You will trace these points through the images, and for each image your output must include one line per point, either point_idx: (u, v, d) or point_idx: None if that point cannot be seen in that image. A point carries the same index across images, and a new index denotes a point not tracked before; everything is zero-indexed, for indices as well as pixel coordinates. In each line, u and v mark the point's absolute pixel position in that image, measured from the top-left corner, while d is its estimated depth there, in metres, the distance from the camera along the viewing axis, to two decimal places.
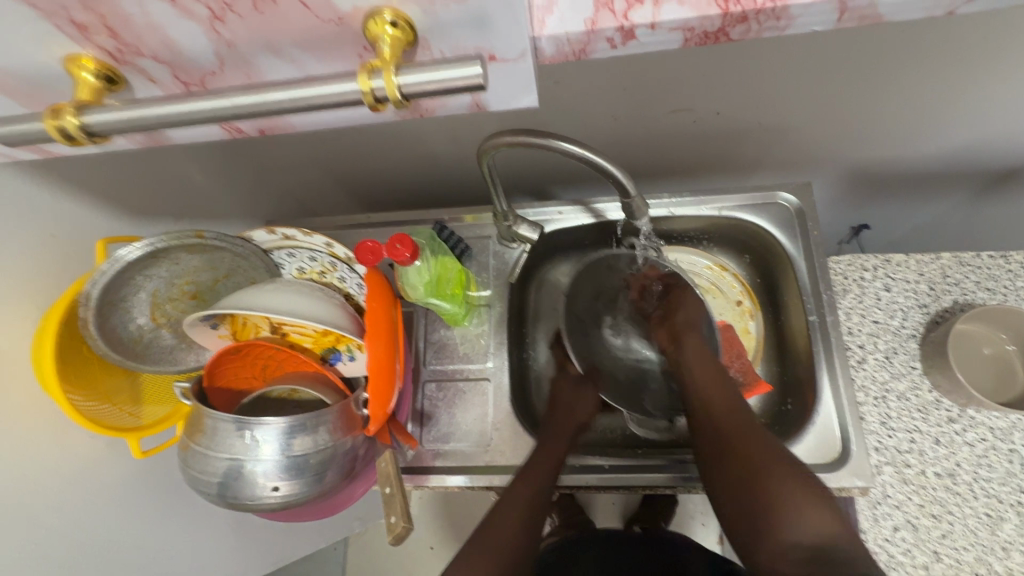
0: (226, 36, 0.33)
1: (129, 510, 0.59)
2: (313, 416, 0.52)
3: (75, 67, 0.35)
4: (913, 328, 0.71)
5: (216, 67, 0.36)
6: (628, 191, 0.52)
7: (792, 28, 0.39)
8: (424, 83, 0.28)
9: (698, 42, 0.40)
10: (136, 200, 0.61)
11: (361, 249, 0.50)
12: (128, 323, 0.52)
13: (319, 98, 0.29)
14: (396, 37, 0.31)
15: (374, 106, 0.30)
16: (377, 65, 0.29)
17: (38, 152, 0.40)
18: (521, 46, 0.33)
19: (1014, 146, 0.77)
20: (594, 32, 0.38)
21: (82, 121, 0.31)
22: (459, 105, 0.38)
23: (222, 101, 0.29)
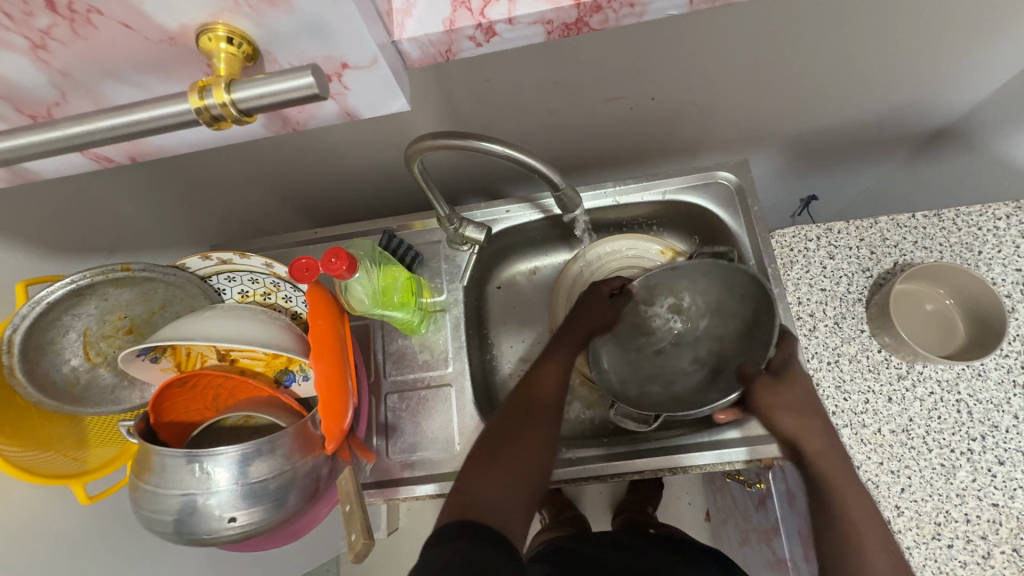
0: (58, 65, 0.32)
1: (84, 556, 0.57)
2: (266, 441, 0.51)
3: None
4: (858, 293, 0.73)
5: (58, 97, 0.35)
6: (556, 184, 0.52)
7: (651, 14, 0.39)
8: (258, 97, 0.28)
9: (563, 35, 0.40)
10: (60, 236, 0.59)
11: (296, 267, 0.49)
12: (60, 366, 0.50)
13: (152, 121, 0.28)
14: (230, 55, 0.31)
15: (213, 124, 0.30)
16: (209, 82, 0.28)
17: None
18: (370, 52, 0.33)
19: (937, 107, 0.80)
20: (454, 31, 0.38)
21: None
22: (328, 115, 0.39)
23: (66, 132, 0.27)
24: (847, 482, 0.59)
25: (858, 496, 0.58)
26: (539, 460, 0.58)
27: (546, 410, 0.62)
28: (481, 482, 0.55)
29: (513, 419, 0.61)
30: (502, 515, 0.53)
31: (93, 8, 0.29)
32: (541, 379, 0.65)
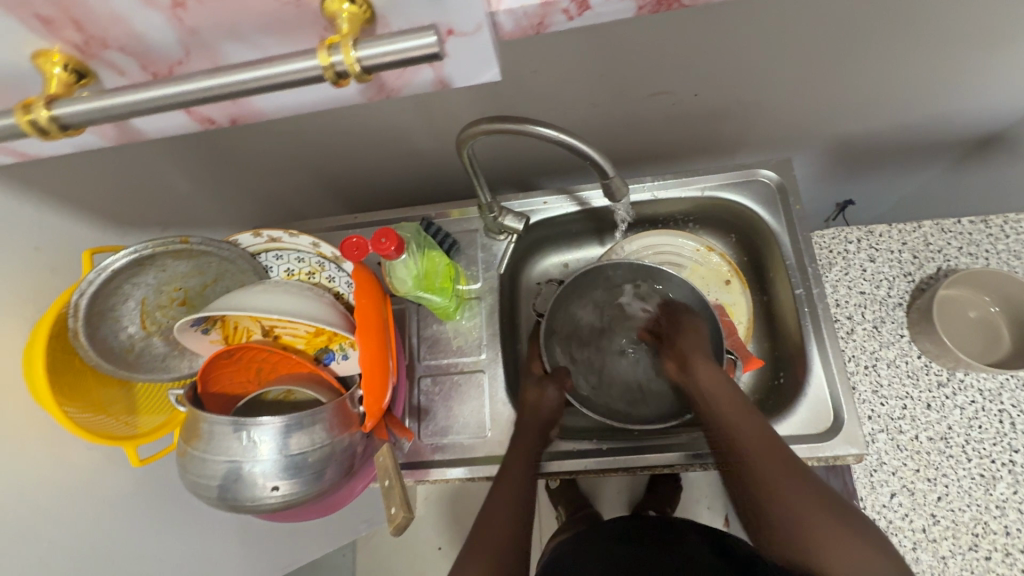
0: (188, 23, 0.31)
1: (131, 518, 0.60)
2: (309, 414, 0.53)
3: (44, 62, 0.33)
4: (899, 297, 0.72)
5: (183, 57, 0.34)
6: (605, 173, 0.53)
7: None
8: (381, 55, 0.27)
9: (655, 10, 0.37)
10: (119, 210, 0.61)
11: (346, 246, 0.51)
12: (119, 332, 0.52)
13: (278, 77, 0.28)
14: (353, 14, 0.30)
15: (337, 82, 0.29)
16: (335, 41, 0.28)
17: (12, 155, 0.38)
18: (478, 18, 0.30)
19: (988, 112, 0.78)
20: (550, 4, 0.35)
21: (53, 113, 0.29)
22: (424, 83, 0.36)
23: (186, 85, 0.28)
24: (779, 474, 0.58)
25: (795, 481, 0.57)
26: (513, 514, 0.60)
27: (525, 457, 0.63)
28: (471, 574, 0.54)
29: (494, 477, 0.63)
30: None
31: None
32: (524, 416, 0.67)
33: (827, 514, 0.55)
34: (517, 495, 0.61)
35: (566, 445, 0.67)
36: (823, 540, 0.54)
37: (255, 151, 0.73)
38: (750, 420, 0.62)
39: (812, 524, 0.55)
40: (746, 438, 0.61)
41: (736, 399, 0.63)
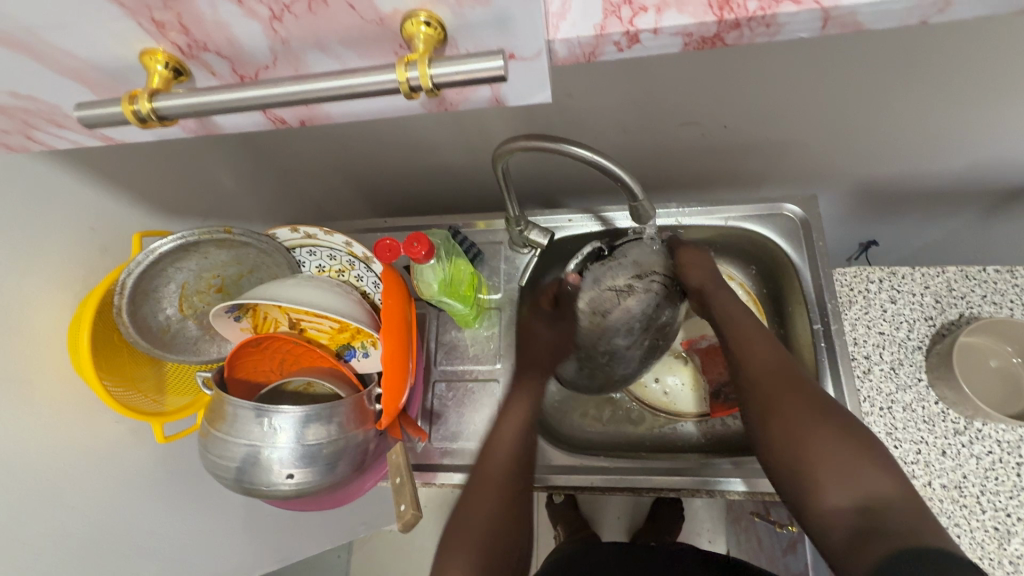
0: (281, 34, 0.33)
1: (147, 494, 0.61)
2: (328, 407, 0.54)
3: (149, 60, 0.35)
4: (919, 340, 0.71)
5: (270, 62, 0.36)
6: (636, 196, 0.55)
7: (782, 35, 0.38)
8: (454, 75, 0.29)
9: (696, 47, 0.39)
10: (166, 197, 0.65)
11: (379, 247, 0.53)
12: (158, 313, 0.55)
13: (363, 88, 0.30)
14: (430, 35, 0.31)
15: (410, 95, 0.31)
16: (413, 58, 0.30)
17: (98, 138, 0.41)
18: (539, 45, 0.32)
19: (1020, 165, 0.78)
20: (603, 36, 0.37)
21: (154, 105, 0.32)
22: (480, 100, 0.37)
23: (275, 90, 0.30)
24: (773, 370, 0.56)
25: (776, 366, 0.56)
26: (491, 504, 0.54)
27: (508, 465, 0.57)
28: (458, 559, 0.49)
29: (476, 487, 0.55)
30: None
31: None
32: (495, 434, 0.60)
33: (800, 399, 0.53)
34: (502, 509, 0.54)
35: (573, 461, 0.68)
36: (803, 428, 0.50)
37: (296, 153, 0.77)
38: (761, 337, 0.60)
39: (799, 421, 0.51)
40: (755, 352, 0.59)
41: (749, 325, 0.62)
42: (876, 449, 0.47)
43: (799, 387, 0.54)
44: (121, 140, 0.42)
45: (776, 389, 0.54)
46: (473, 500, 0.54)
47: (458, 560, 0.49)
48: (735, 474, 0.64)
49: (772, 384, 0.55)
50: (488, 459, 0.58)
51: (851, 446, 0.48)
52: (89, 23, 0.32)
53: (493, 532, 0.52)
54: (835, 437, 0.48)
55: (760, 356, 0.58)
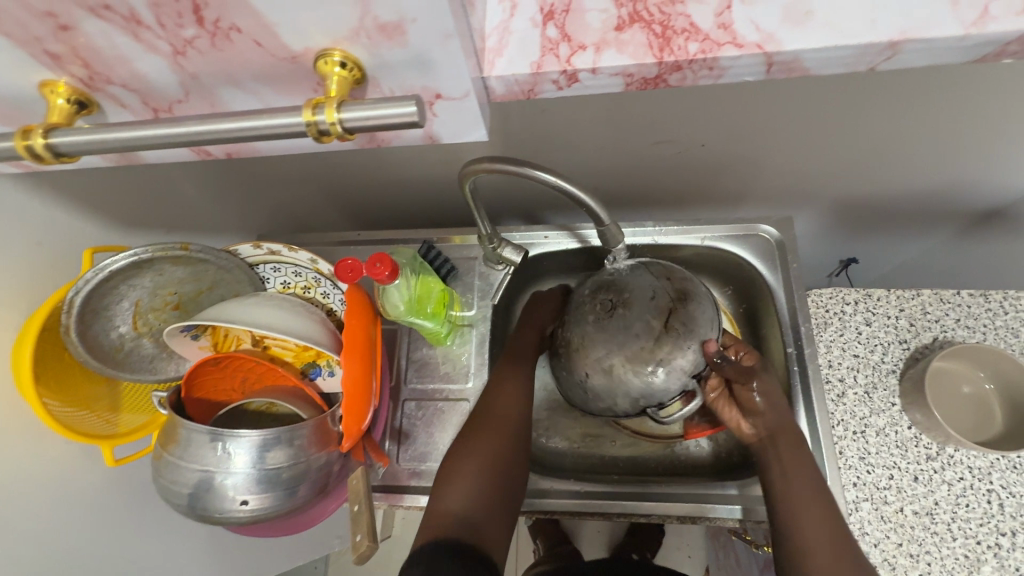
0: (189, 69, 0.33)
1: (99, 519, 0.59)
2: (287, 430, 0.52)
3: (49, 92, 0.34)
4: (893, 364, 0.71)
5: (182, 95, 0.35)
6: (602, 221, 0.54)
7: (727, 77, 0.39)
8: (364, 119, 0.28)
9: (638, 87, 0.40)
10: (124, 210, 0.63)
11: (341, 268, 0.52)
12: (109, 331, 0.53)
13: (267, 130, 0.28)
14: (342, 77, 0.31)
15: (320, 138, 0.30)
16: (322, 100, 0.28)
17: (18, 166, 0.43)
18: (464, 87, 0.32)
19: (994, 188, 0.78)
20: (540, 74, 0.37)
21: (49, 141, 0.30)
22: (413, 137, 0.38)
23: (180, 129, 0.28)
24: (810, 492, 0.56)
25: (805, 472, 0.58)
26: (491, 454, 0.58)
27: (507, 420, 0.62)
28: (460, 482, 0.56)
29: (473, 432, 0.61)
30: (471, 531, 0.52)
31: (234, 26, 0.29)
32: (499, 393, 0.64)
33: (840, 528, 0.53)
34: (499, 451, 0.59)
35: (543, 484, 0.66)
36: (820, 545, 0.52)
37: (265, 165, 0.75)
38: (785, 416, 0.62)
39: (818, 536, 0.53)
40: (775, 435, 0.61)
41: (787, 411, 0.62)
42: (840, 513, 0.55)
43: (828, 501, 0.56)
44: (41, 166, 0.44)
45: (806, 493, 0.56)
46: (469, 448, 0.59)
47: (467, 473, 0.57)
48: (716, 500, 0.63)
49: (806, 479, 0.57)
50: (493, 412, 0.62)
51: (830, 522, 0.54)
52: (14, 48, 0.30)
53: (501, 454, 0.59)
54: (824, 518, 0.54)
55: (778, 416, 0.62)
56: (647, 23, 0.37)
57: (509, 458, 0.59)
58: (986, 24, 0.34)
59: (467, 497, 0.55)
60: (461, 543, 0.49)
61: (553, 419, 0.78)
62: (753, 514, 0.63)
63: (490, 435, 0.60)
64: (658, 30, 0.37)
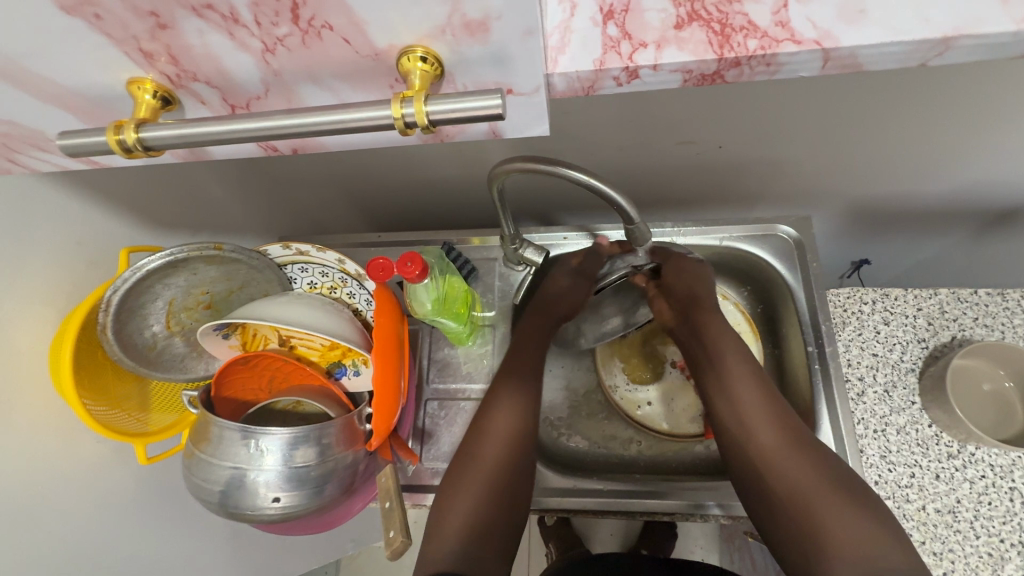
0: (275, 66, 0.33)
1: (128, 515, 0.60)
2: (317, 428, 0.53)
3: (137, 88, 0.35)
4: (912, 362, 0.71)
5: (261, 92, 0.36)
6: (632, 219, 0.55)
7: (782, 73, 0.40)
8: (450, 112, 0.29)
9: (695, 83, 0.41)
10: (155, 211, 0.64)
11: (372, 266, 0.53)
12: (144, 330, 0.54)
13: (355, 123, 0.29)
14: (426, 72, 0.31)
15: (403, 131, 0.30)
16: (409, 94, 0.29)
17: (86, 163, 0.42)
18: (538, 81, 0.33)
19: (1009, 188, 0.79)
20: (602, 71, 0.38)
21: (141, 136, 0.31)
22: (477, 132, 0.39)
23: (269, 122, 0.29)
24: (790, 456, 0.56)
25: (769, 426, 0.58)
26: (487, 493, 0.59)
27: (505, 443, 0.62)
28: (460, 503, 0.58)
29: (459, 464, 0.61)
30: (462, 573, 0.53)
31: (327, 24, 0.30)
32: (492, 425, 0.62)
33: (825, 486, 0.54)
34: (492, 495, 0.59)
35: (566, 483, 0.67)
36: (815, 510, 0.53)
37: (289, 167, 0.76)
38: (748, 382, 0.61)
39: (813, 500, 0.53)
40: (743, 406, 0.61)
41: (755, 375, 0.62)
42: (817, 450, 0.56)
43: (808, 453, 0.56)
44: (108, 164, 0.43)
45: (782, 451, 0.57)
46: (456, 491, 0.59)
47: (449, 519, 0.57)
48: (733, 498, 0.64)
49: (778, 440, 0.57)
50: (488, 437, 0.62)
51: (807, 459, 0.56)
52: (78, 48, 0.32)
53: (494, 491, 0.59)
54: (833, 498, 0.52)
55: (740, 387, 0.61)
56: (705, 21, 0.38)
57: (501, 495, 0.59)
58: None
59: (459, 535, 0.56)
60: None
61: (572, 420, 0.78)
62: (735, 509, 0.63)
63: (485, 465, 0.60)
64: (717, 27, 0.37)
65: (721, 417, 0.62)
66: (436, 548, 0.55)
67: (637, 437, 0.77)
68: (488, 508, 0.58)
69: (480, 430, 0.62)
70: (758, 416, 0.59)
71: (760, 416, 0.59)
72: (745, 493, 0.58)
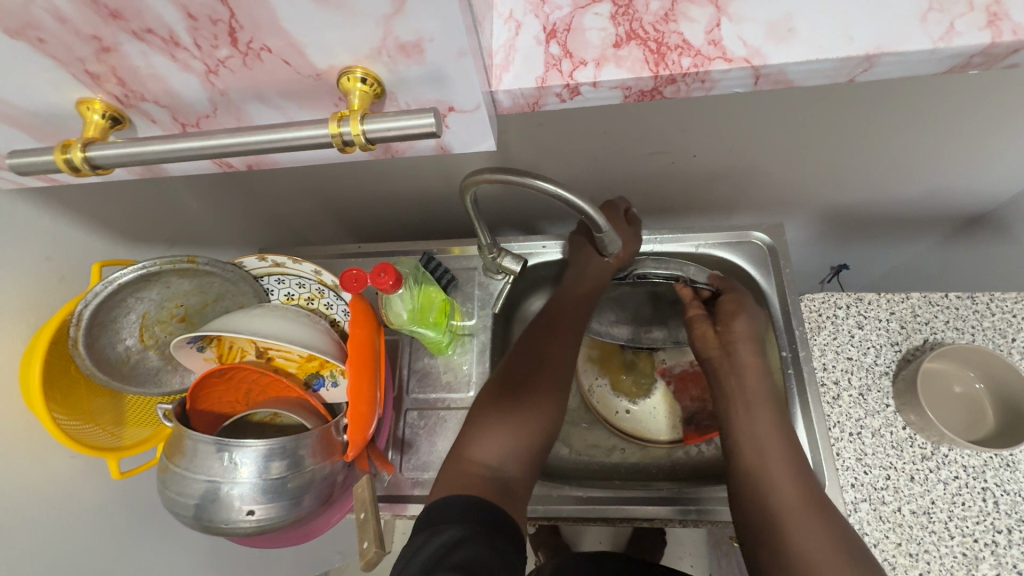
0: (219, 86, 0.34)
1: (103, 531, 0.59)
2: (292, 440, 0.53)
3: (86, 109, 0.36)
4: (885, 366, 0.72)
5: (210, 111, 0.37)
6: (599, 226, 0.55)
7: (717, 89, 0.41)
8: (385, 131, 0.29)
9: (637, 98, 0.42)
10: (130, 225, 0.64)
11: (346, 277, 0.53)
12: (116, 344, 0.53)
13: (300, 141, 0.30)
14: (365, 92, 0.32)
15: (342, 149, 0.31)
16: (347, 113, 0.30)
17: (45, 180, 0.42)
18: (476, 99, 0.34)
19: (977, 193, 0.80)
20: (543, 88, 0.39)
21: (87, 155, 0.32)
22: (425, 147, 0.39)
23: (213, 142, 0.30)
24: (777, 461, 0.58)
25: (771, 431, 0.60)
26: (535, 416, 0.62)
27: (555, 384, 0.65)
28: (505, 425, 0.61)
29: (517, 380, 0.64)
30: (500, 486, 0.56)
31: (266, 46, 0.30)
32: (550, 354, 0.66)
33: (807, 505, 0.55)
34: (538, 427, 0.62)
35: (547, 491, 0.67)
36: (790, 526, 0.54)
37: (267, 178, 0.76)
38: (758, 379, 0.64)
39: (788, 514, 0.55)
40: (736, 391, 0.64)
41: (761, 386, 0.64)
42: (834, 514, 0.54)
43: (800, 472, 0.58)
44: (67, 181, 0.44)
45: (761, 458, 0.59)
46: (510, 409, 0.62)
47: (497, 431, 0.60)
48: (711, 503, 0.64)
49: (773, 441, 0.60)
50: (545, 367, 0.65)
51: (824, 523, 0.54)
52: (36, 69, 0.32)
53: (538, 425, 0.62)
54: (818, 525, 0.53)
55: (746, 378, 0.64)
56: (642, 40, 0.39)
57: (542, 431, 0.63)
58: (951, 40, 0.36)
59: (503, 450, 0.59)
60: (490, 497, 0.54)
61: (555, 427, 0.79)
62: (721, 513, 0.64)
63: (540, 397, 0.63)
64: (652, 46, 0.39)
65: (743, 462, 0.60)
66: (481, 452, 0.59)
67: (619, 443, 0.77)
68: (533, 437, 0.62)
69: (541, 360, 0.65)
70: (780, 468, 0.58)
71: (766, 428, 0.61)
72: (744, 530, 0.57)
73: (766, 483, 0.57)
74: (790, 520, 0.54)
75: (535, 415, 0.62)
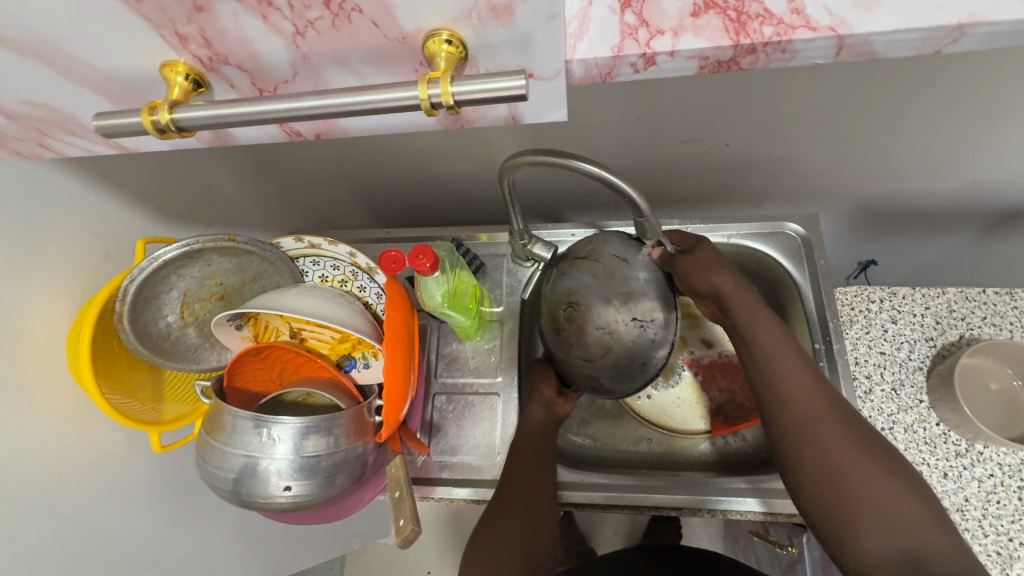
0: (304, 49, 0.34)
1: (141, 503, 0.60)
2: (327, 418, 0.53)
3: (170, 71, 0.36)
4: (920, 361, 0.71)
5: (289, 76, 0.37)
6: (642, 211, 0.54)
7: (797, 60, 0.40)
8: (475, 92, 0.30)
9: (711, 70, 0.41)
10: (168, 205, 0.65)
11: (384, 258, 0.54)
12: (158, 321, 0.54)
13: (381, 104, 0.30)
14: (451, 54, 0.32)
15: (430, 112, 0.31)
16: (435, 75, 0.30)
17: (112, 147, 0.43)
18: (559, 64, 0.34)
19: (1018, 187, 0.78)
20: (620, 57, 0.39)
21: (175, 116, 0.32)
22: (497, 117, 0.39)
23: (294, 104, 0.31)
24: (815, 412, 0.52)
25: (797, 374, 0.54)
26: (531, 508, 0.60)
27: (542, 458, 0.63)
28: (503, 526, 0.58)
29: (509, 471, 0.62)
30: None
31: (358, 6, 0.31)
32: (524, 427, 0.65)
33: (859, 457, 0.49)
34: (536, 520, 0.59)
35: (572, 477, 0.67)
36: (857, 486, 0.48)
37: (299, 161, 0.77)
38: (770, 328, 0.56)
39: (845, 474, 0.49)
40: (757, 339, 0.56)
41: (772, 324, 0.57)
42: (891, 463, 0.49)
43: (840, 415, 0.52)
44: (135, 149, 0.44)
45: (803, 411, 0.52)
46: (504, 504, 0.60)
47: (496, 530, 0.58)
48: (746, 494, 0.63)
49: (804, 388, 0.53)
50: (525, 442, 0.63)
51: (884, 478, 0.48)
52: (114, 33, 0.33)
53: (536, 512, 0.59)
54: (877, 479, 0.48)
55: (759, 328, 0.56)
56: (721, 8, 0.38)
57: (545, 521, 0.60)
58: None
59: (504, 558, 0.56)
60: None
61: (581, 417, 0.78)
62: (779, 507, 0.62)
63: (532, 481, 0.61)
64: (733, 14, 0.38)
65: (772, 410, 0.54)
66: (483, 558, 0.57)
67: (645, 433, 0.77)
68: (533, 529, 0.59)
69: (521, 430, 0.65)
70: (818, 415, 0.52)
71: (796, 373, 0.54)
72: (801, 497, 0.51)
73: (807, 441, 0.51)
74: (863, 500, 0.47)
75: (527, 508, 0.59)
